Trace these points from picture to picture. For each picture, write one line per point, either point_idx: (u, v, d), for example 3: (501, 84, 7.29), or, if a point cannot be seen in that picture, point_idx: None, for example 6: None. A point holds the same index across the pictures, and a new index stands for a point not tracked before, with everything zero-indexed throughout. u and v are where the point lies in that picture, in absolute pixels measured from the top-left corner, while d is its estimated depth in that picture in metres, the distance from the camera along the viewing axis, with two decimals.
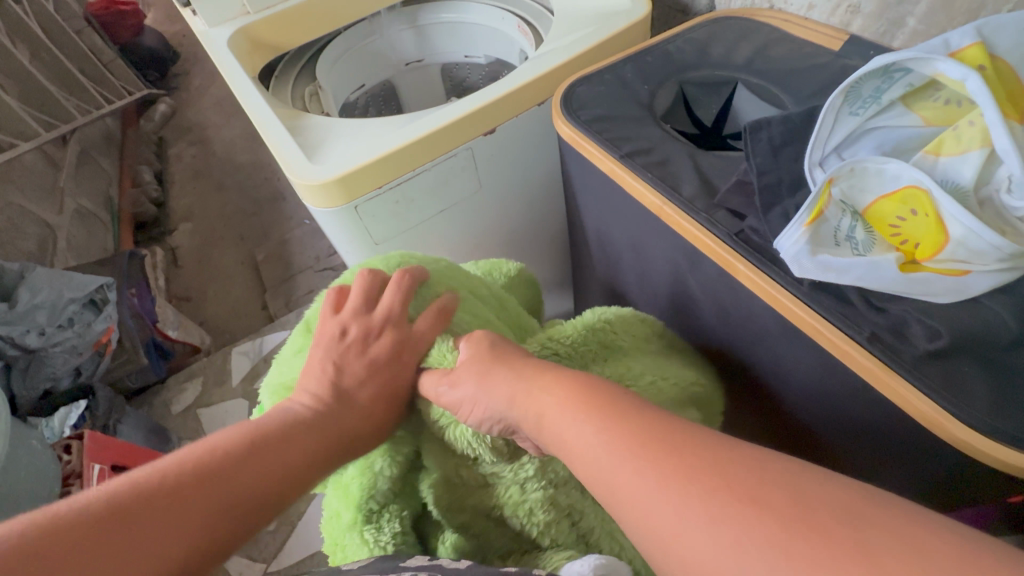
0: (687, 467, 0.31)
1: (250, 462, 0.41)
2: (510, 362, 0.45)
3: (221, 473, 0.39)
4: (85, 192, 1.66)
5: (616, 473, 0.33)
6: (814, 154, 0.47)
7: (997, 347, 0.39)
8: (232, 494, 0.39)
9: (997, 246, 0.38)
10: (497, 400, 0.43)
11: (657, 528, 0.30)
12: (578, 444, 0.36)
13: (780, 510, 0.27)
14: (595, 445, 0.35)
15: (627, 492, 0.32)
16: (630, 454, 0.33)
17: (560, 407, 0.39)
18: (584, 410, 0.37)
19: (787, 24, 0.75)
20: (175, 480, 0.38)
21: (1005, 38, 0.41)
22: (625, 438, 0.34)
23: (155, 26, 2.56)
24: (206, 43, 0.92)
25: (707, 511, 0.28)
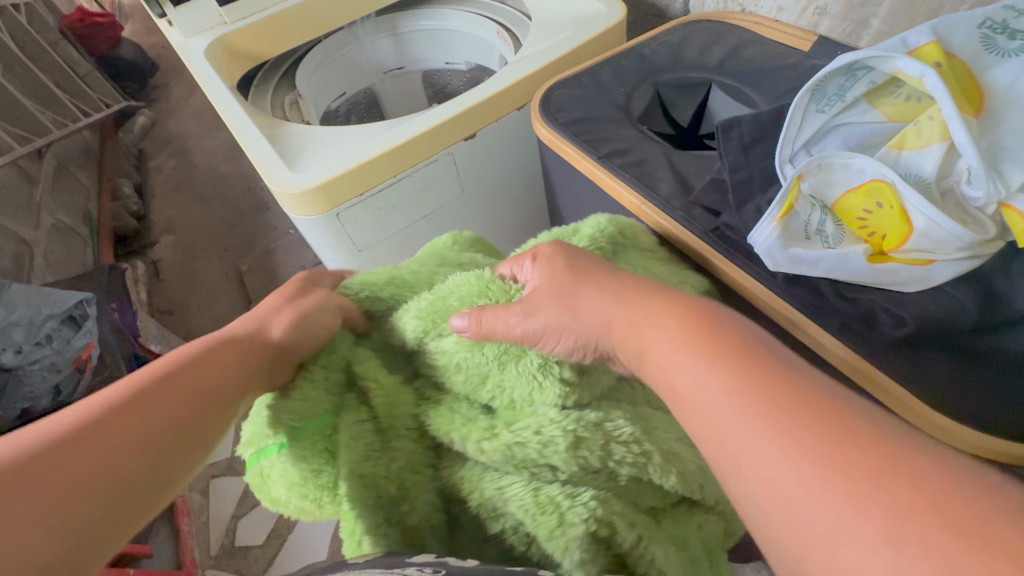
0: (802, 429, 0.27)
1: (191, 371, 0.44)
2: (590, 285, 0.43)
3: (185, 376, 0.44)
4: (62, 207, 1.63)
5: (694, 386, 0.32)
6: (784, 151, 0.48)
7: (961, 331, 0.41)
8: (178, 396, 0.42)
9: (958, 235, 0.40)
10: (592, 311, 0.42)
11: (755, 488, 0.27)
12: (677, 375, 0.33)
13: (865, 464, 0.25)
14: (700, 387, 0.32)
15: (698, 399, 0.32)
16: (744, 407, 0.29)
17: (671, 337, 0.35)
18: (694, 348, 0.34)
19: (757, 27, 0.77)
20: (120, 393, 0.41)
21: (959, 36, 0.43)
22: (727, 368, 0.31)
23: (132, 38, 2.53)
24: (182, 54, 0.91)
25: (801, 462, 0.26)
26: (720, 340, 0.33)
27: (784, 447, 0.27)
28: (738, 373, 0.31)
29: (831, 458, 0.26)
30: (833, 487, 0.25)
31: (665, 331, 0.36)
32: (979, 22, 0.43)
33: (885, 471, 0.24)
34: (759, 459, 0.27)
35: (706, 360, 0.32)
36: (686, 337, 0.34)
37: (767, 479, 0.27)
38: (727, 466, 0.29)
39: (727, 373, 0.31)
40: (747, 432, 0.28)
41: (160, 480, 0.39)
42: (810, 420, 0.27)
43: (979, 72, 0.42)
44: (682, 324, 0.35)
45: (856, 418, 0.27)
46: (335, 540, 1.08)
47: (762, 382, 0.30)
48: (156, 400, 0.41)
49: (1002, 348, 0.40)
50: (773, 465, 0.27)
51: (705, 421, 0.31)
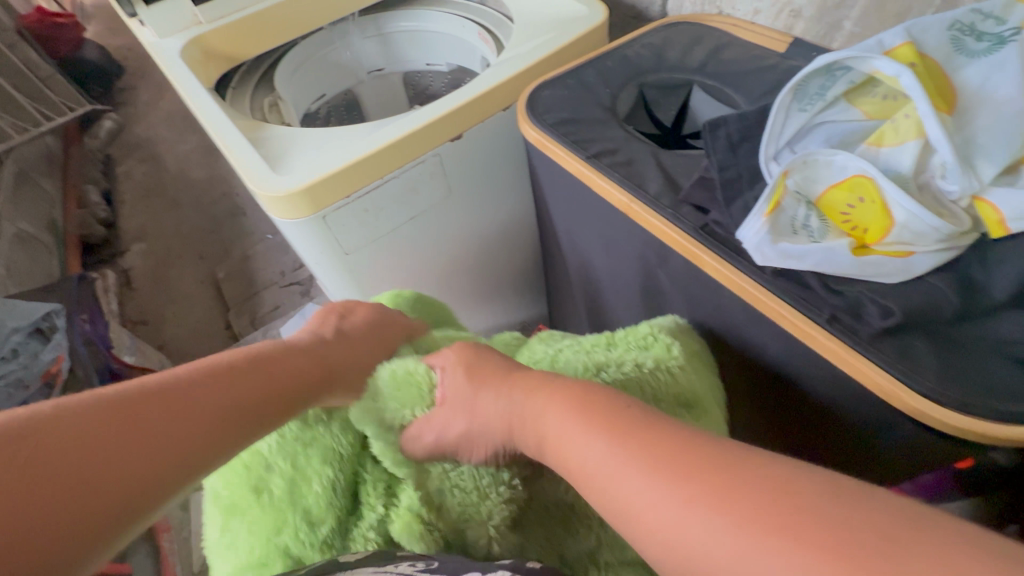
0: (675, 464, 0.31)
1: (204, 396, 0.41)
2: (496, 389, 0.48)
3: (246, 368, 0.45)
4: (25, 215, 1.56)
5: (597, 461, 0.35)
6: (769, 148, 0.50)
7: (939, 320, 0.43)
8: (184, 419, 0.39)
9: (936, 227, 0.42)
10: (495, 412, 0.46)
11: (671, 546, 0.29)
12: (577, 452, 0.37)
13: (747, 503, 0.28)
14: (597, 457, 0.35)
15: (603, 477, 0.34)
16: (653, 478, 0.31)
17: (562, 413, 0.40)
18: (586, 423, 0.38)
19: (735, 28, 0.79)
20: (173, 380, 0.41)
21: (931, 37, 0.45)
22: (616, 444, 0.35)
23: (96, 40, 2.44)
24: (156, 55, 0.89)
25: (694, 509, 0.29)
26: (605, 413, 0.38)
27: (674, 490, 0.30)
28: (651, 458, 0.33)
29: (721, 500, 0.28)
30: (710, 520, 0.28)
31: (559, 417, 0.40)
32: (949, 24, 0.45)
33: (792, 513, 0.26)
34: (661, 517, 0.30)
35: (606, 437, 0.36)
36: (582, 419, 0.38)
37: (674, 536, 0.29)
38: (640, 528, 0.31)
39: (615, 441, 0.35)
40: (642, 490, 0.31)
41: (136, 506, 0.35)
42: (695, 471, 0.30)
43: (950, 72, 0.44)
44: (574, 404, 0.40)
45: (750, 469, 0.30)
46: None
47: (644, 445, 0.34)
48: (156, 421, 0.38)
49: (976, 335, 0.42)
50: (676, 521, 0.29)
51: (611, 495, 0.33)
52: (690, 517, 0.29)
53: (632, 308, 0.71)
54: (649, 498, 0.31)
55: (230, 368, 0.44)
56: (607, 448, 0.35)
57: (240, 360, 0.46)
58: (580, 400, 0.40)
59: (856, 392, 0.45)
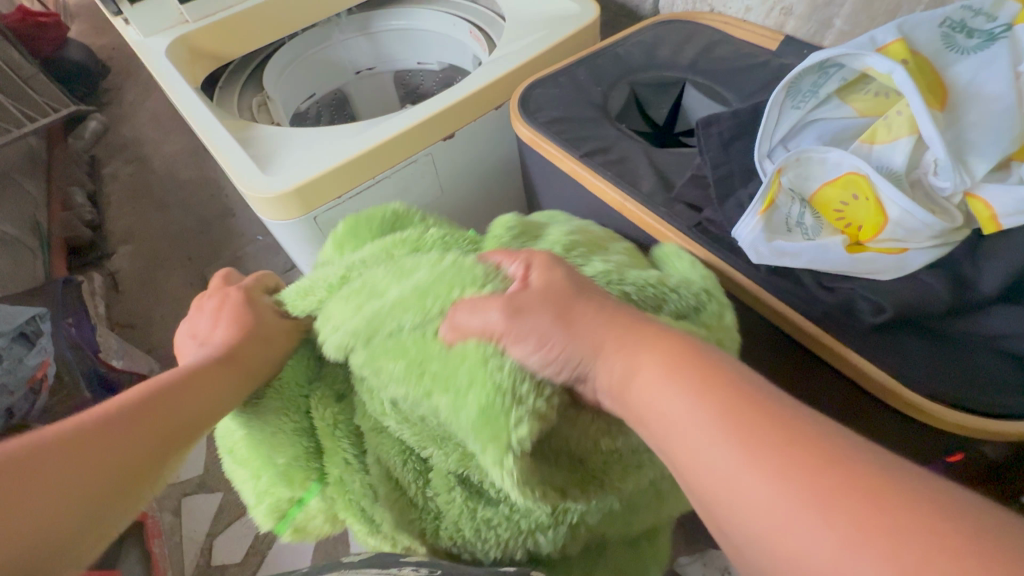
0: (815, 473, 0.24)
1: (181, 395, 0.44)
2: (588, 305, 0.36)
3: (172, 390, 0.44)
4: (8, 217, 1.53)
5: (679, 419, 0.29)
6: (762, 147, 0.50)
7: (932, 316, 0.43)
8: (159, 417, 0.42)
9: (929, 224, 0.42)
10: (571, 335, 0.35)
11: (790, 564, 0.24)
12: (654, 409, 0.31)
13: (865, 508, 0.23)
14: (698, 439, 0.28)
15: (685, 444, 0.28)
16: (746, 457, 0.26)
17: (658, 374, 0.31)
18: (673, 375, 0.31)
19: (726, 27, 0.79)
20: (94, 423, 0.40)
21: (922, 33, 0.45)
22: (702, 408, 0.28)
23: (79, 39, 2.40)
24: (141, 53, 0.87)
25: (795, 502, 0.24)
26: (708, 367, 0.30)
27: (811, 506, 0.24)
28: (743, 432, 0.27)
29: (835, 502, 0.23)
30: (864, 559, 0.22)
31: (642, 367, 0.32)
32: (940, 21, 0.45)
33: (924, 526, 0.22)
34: (756, 505, 0.25)
35: (691, 392, 0.29)
36: (667, 376, 0.31)
37: (766, 529, 0.25)
38: (756, 532, 0.25)
39: (702, 401, 0.29)
40: (763, 494, 0.25)
41: (129, 493, 0.39)
42: (802, 458, 0.25)
43: (941, 69, 0.44)
44: (656, 353, 0.32)
45: (866, 467, 0.24)
46: (317, 553, 1.04)
47: (775, 429, 0.26)
48: (133, 422, 0.41)
49: (967, 330, 0.43)
50: (775, 513, 0.24)
51: (692, 466, 0.28)
52: (829, 540, 0.23)
53: None
54: (741, 479, 0.26)
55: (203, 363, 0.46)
56: (689, 411, 0.29)
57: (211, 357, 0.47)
58: (665, 350, 0.32)
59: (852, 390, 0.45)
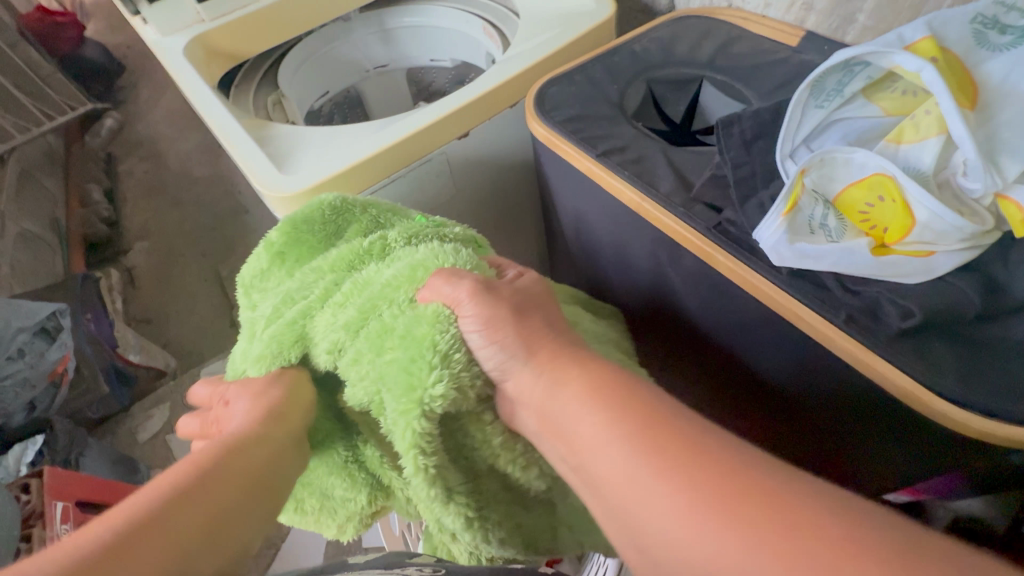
0: (678, 465, 0.32)
1: (229, 461, 0.43)
2: (529, 338, 0.44)
3: (220, 462, 0.43)
4: (28, 214, 1.56)
5: (594, 440, 0.36)
6: (785, 147, 0.49)
7: (961, 321, 0.42)
8: (219, 484, 0.41)
9: (959, 226, 0.41)
10: (514, 353, 0.43)
11: (655, 533, 0.31)
12: (577, 429, 0.38)
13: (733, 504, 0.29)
14: (600, 444, 0.36)
15: (602, 464, 0.35)
16: (647, 468, 0.33)
17: (578, 398, 0.39)
18: (593, 399, 0.38)
19: (745, 22, 0.78)
20: (152, 503, 0.37)
21: (952, 30, 0.44)
22: (616, 430, 0.35)
23: (96, 37, 2.43)
24: (158, 53, 0.88)
25: (686, 508, 0.30)
26: (617, 391, 0.38)
27: (673, 490, 0.31)
28: (647, 450, 0.33)
29: (707, 496, 0.30)
30: (706, 520, 0.29)
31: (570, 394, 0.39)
32: (971, 17, 0.44)
33: (770, 516, 0.28)
34: (655, 514, 0.31)
35: (598, 412, 0.37)
36: (589, 404, 0.38)
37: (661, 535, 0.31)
38: (637, 517, 0.32)
39: (615, 424, 0.36)
40: (641, 483, 0.32)
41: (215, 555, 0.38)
42: (690, 469, 0.32)
43: (972, 67, 0.43)
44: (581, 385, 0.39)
45: (741, 472, 0.31)
46: (330, 547, 1.06)
47: (652, 433, 0.34)
48: (202, 491, 0.40)
49: (997, 335, 0.41)
50: (666, 515, 0.31)
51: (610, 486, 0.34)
52: (684, 511, 0.30)
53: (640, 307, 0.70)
54: (646, 489, 0.32)
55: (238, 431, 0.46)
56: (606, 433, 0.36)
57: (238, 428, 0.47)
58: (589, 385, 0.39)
59: (868, 404, 0.45)
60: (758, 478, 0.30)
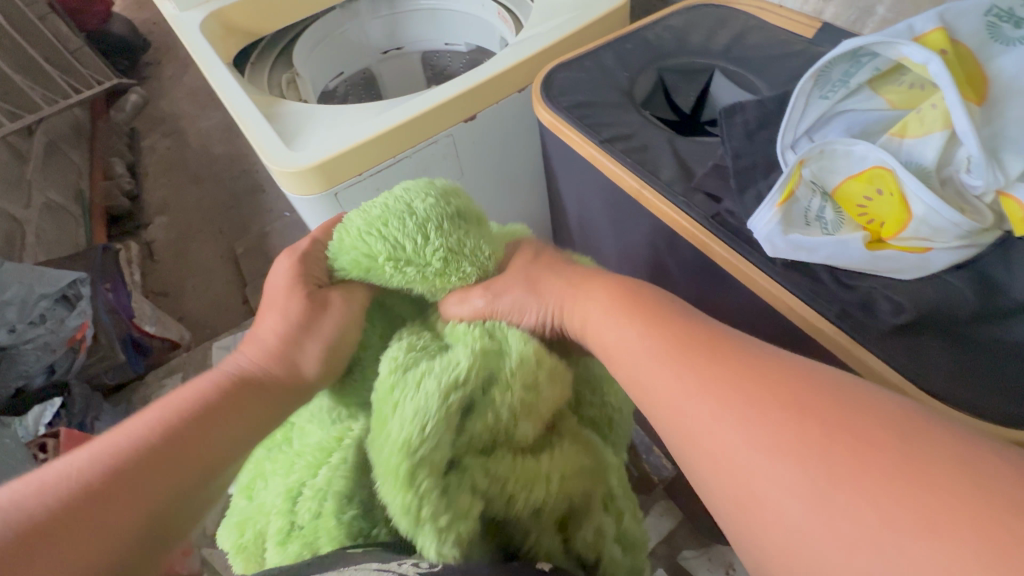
0: (714, 370, 0.33)
1: (202, 428, 0.38)
2: (587, 286, 0.44)
3: (182, 432, 0.37)
4: (54, 185, 1.60)
5: (649, 367, 0.36)
6: (786, 137, 0.48)
7: (958, 320, 0.41)
8: (176, 452, 0.36)
9: (957, 223, 0.40)
10: (554, 294, 0.46)
11: (695, 441, 0.32)
12: (628, 349, 0.38)
13: (808, 422, 0.29)
14: (633, 350, 0.38)
15: (658, 385, 0.35)
16: (707, 392, 0.32)
17: (614, 313, 0.41)
18: (650, 329, 0.38)
19: (761, 12, 0.76)
20: (98, 468, 0.34)
21: (965, 23, 0.43)
22: (671, 361, 0.35)
23: (125, 14, 2.45)
24: (176, 28, 0.89)
25: (754, 435, 0.30)
26: (671, 322, 0.38)
27: (708, 397, 0.32)
28: (710, 374, 0.33)
29: (783, 415, 0.30)
30: (756, 439, 0.30)
31: (625, 330, 0.39)
32: (986, 10, 0.43)
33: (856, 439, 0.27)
34: (720, 436, 0.31)
35: (644, 332, 0.38)
36: (641, 330, 0.38)
37: (726, 456, 0.30)
38: (670, 422, 0.34)
39: (666, 348, 0.36)
40: (669, 390, 0.34)
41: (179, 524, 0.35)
42: (761, 390, 0.31)
43: (984, 62, 0.42)
44: (637, 319, 0.39)
45: (820, 390, 0.30)
46: None
47: (690, 343, 0.35)
48: (159, 461, 0.35)
49: (994, 336, 0.41)
50: (739, 439, 0.30)
51: (663, 406, 0.34)
52: (721, 418, 0.31)
53: None
54: (711, 417, 0.31)
55: (195, 396, 0.40)
56: (661, 361, 0.35)
57: (219, 384, 0.42)
58: (643, 316, 0.39)
59: None
60: (798, 381, 0.31)
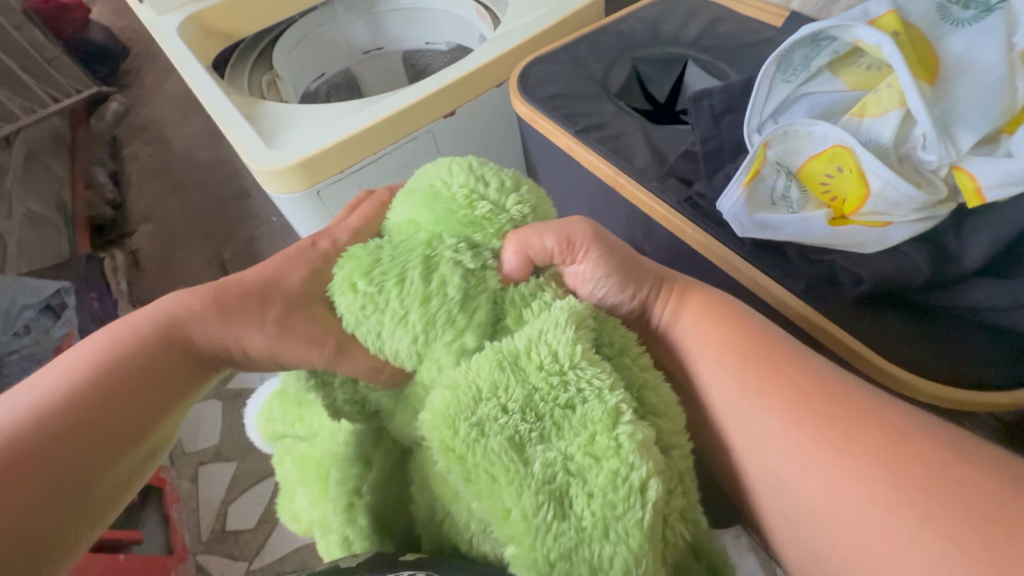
0: (832, 430, 0.32)
1: (165, 369, 0.40)
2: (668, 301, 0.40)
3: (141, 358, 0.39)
4: (35, 196, 1.60)
5: (749, 416, 0.34)
6: (752, 121, 0.50)
7: (912, 289, 0.43)
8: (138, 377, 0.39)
9: (912, 196, 0.42)
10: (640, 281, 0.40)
11: (808, 504, 0.31)
12: (724, 396, 0.36)
13: (930, 489, 0.28)
14: (733, 400, 0.35)
15: (764, 438, 0.34)
16: (814, 447, 0.32)
17: (706, 350, 0.38)
18: (745, 376, 0.35)
19: (731, 3, 0.78)
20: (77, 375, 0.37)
21: (916, 5, 0.45)
22: (772, 411, 0.34)
23: (103, 22, 2.41)
24: (153, 32, 0.89)
25: (868, 497, 0.29)
26: (772, 365, 0.35)
27: (823, 458, 0.31)
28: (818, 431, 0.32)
29: (904, 480, 0.29)
30: (867, 498, 0.29)
31: (717, 372, 0.37)
32: None
33: (982, 509, 0.27)
34: (829, 494, 0.30)
35: (734, 380, 0.36)
36: (735, 380, 0.36)
37: (843, 519, 0.30)
38: (776, 475, 0.33)
39: (764, 400, 0.34)
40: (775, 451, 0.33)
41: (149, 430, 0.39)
42: (876, 450, 0.30)
43: (935, 41, 0.44)
44: (727, 363, 0.36)
45: (940, 452, 0.29)
46: None
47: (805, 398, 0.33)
48: (121, 388, 0.38)
49: (946, 303, 0.43)
50: (849, 499, 0.30)
51: (766, 466, 0.34)
52: (834, 475, 0.31)
53: None
54: (819, 474, 0.31)
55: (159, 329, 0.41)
56: (763, 411, 0.34)
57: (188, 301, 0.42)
58: (736, 361, 0.36)
59: None
60: (918, 444, 0.30)
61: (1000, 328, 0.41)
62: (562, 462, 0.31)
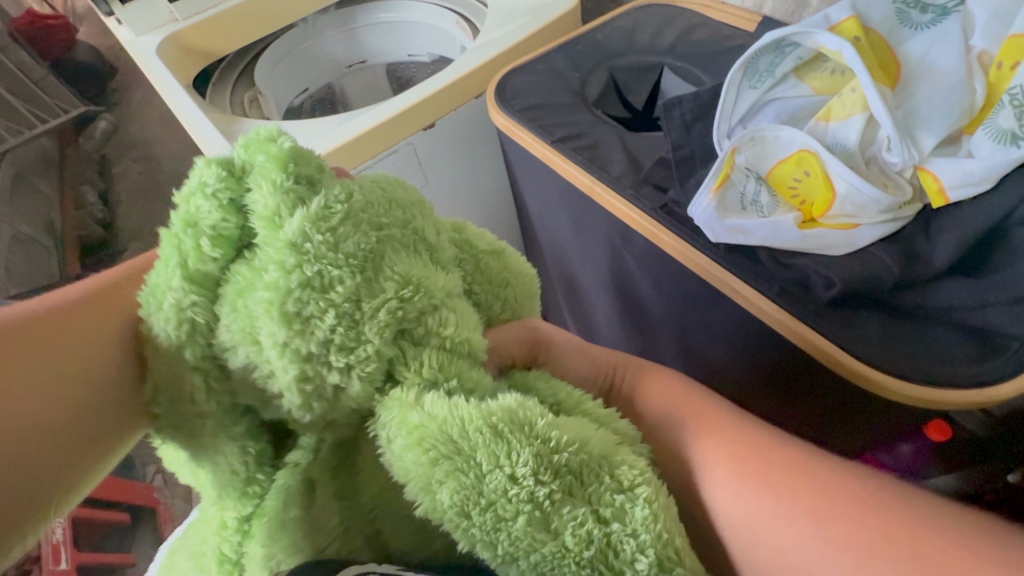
0: (772, 479, 0.35)
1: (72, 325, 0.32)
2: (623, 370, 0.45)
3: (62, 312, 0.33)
4: (23, 218, 1.58)
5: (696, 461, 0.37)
6: (721, 127, 0.50)
7: (887, 289, 0.43)
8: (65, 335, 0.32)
9: (877, 198, 0.43)
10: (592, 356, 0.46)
11: (757, 545, 0.34)
12: (673, 445, 0.39)
13: (855, 515, 0.32)
14: (699, 467, 0.37)
15: (709, 482, 0.36)
16: (752, 485, 0.35)
17: (660, 408, 0.41)
18: (691, 427, 0.39)
19: (705, 9, 0.79)
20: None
21: (875, 10, 0.45)
22: (716, 453, 0.37)
23: (91, 41, 2.40)
24: (134, 53, 0.89)
25: (806, 528, 0.32)
26: (709, 416, 0.39)
27: (762, 498, 0.34)
28: (756, 473, 0.35)
29: (830, 509, 0.32)
30: (810, 533, 0.32)
31: (671, 425, 0.40)
32: None
33: (896, 530, 0.31)
34: (772, 531, 0.33)
35: (683, 428, 0.39)
36: (684, 431, 0.39)
37: (792, 556, 0.32)
38: (722, 514, 0.36)
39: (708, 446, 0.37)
40: (750, 515, 0.34)
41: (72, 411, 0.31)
42: (805, 486, 0.34)
43: (896, 45, 0.45)
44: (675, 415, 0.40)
45: (856, 485, 0.33)
46: None
47: (770, 466, 0.35)
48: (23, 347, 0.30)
49: (921, 303, 0.43)
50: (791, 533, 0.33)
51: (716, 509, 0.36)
52: (773, 509, 0.34)
53: (604, 291, 0.71)
54: (759, 508, 0.34)
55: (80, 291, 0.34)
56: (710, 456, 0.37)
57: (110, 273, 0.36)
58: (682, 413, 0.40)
59: (813, 395, 0.49)
60: (836, 477, 0.34)
61: (969, 325, 0.42)
62: (595, 515, 0.29)
